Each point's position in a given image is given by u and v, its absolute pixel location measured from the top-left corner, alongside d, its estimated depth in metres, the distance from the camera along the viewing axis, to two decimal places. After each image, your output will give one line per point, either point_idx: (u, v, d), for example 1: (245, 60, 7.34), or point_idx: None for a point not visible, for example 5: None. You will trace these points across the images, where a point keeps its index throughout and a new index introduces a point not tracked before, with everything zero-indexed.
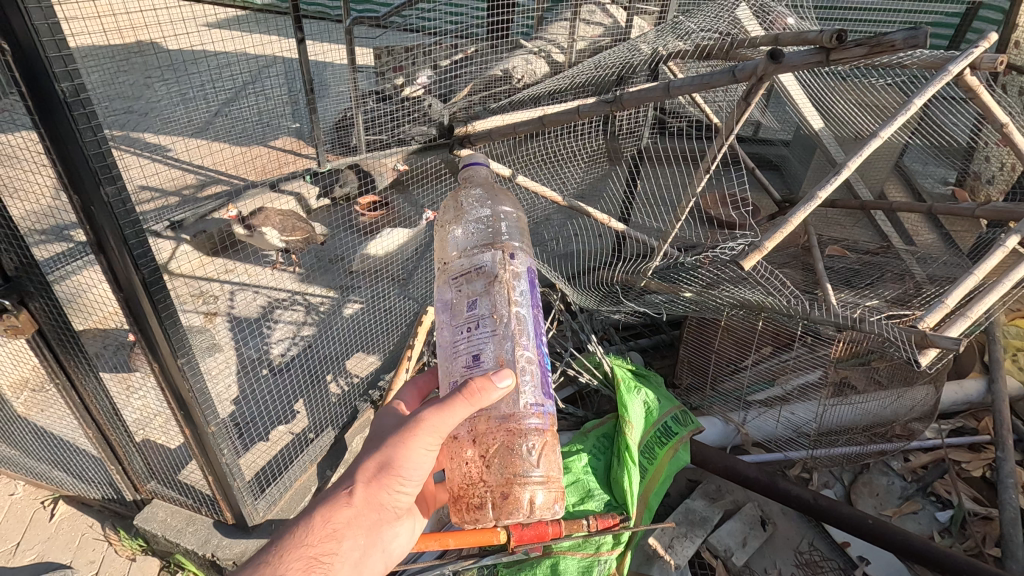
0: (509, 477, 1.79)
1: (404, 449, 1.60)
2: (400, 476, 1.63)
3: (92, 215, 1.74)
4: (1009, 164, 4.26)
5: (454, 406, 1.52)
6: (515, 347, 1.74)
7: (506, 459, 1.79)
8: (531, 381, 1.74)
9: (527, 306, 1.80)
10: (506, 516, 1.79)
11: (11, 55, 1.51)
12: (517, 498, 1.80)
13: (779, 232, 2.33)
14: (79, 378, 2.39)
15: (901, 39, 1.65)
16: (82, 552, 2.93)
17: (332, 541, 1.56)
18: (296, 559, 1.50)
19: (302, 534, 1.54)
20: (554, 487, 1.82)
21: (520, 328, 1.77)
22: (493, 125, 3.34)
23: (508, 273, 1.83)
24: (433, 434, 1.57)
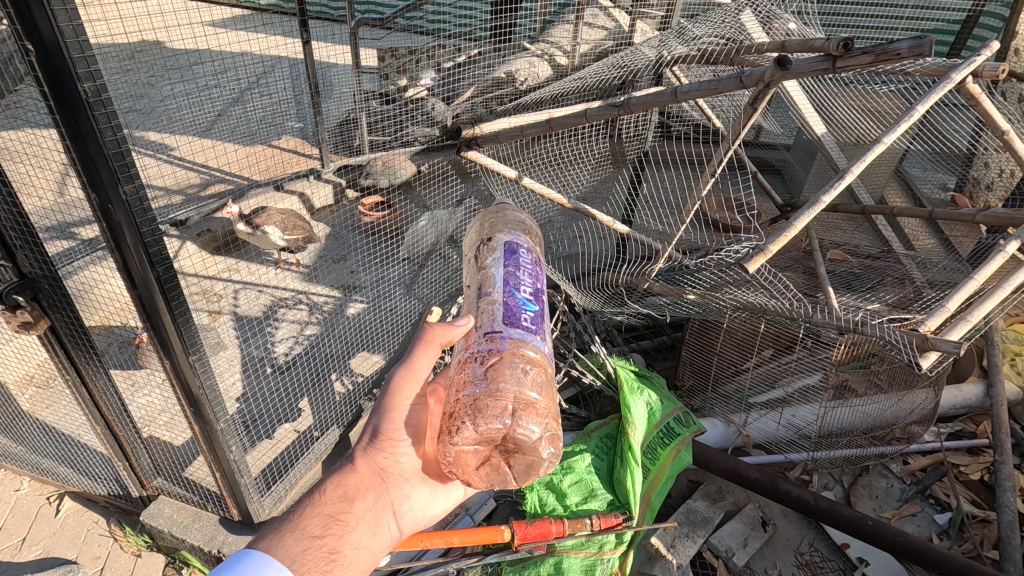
0: (457, 398, 1.68)
1: (392, 409, 1.81)
2: (395, 439, 1.82)
3: (110, 213, 1.77)
4: (1008, 171, 4.33)
5: (416, 354, 1.84)
6: (479, 296, 1.90)
7: (457, 382, 1.72)
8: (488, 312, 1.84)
9: (499, 264, 1.97)
10: (454, 432, 1.63)
11: (36, 56, 1.54)
12: (462, 413, 1.63)
13: (784, 235, 2.36)
14: (89, 375, 2.41)
15: (908, 47, 1.68)
16: (87, 548, 2.94)
17: (345, 502, 1.72)
18: (313, 517, 1.66)
19: (321, 498, 1.72)
20: (502, 399, 1.63)
21: (487, 281, 1.93)
22: (500, 127, 3.36)
23: (485, 246, 2.06)
24: (409, 386, 1.83)
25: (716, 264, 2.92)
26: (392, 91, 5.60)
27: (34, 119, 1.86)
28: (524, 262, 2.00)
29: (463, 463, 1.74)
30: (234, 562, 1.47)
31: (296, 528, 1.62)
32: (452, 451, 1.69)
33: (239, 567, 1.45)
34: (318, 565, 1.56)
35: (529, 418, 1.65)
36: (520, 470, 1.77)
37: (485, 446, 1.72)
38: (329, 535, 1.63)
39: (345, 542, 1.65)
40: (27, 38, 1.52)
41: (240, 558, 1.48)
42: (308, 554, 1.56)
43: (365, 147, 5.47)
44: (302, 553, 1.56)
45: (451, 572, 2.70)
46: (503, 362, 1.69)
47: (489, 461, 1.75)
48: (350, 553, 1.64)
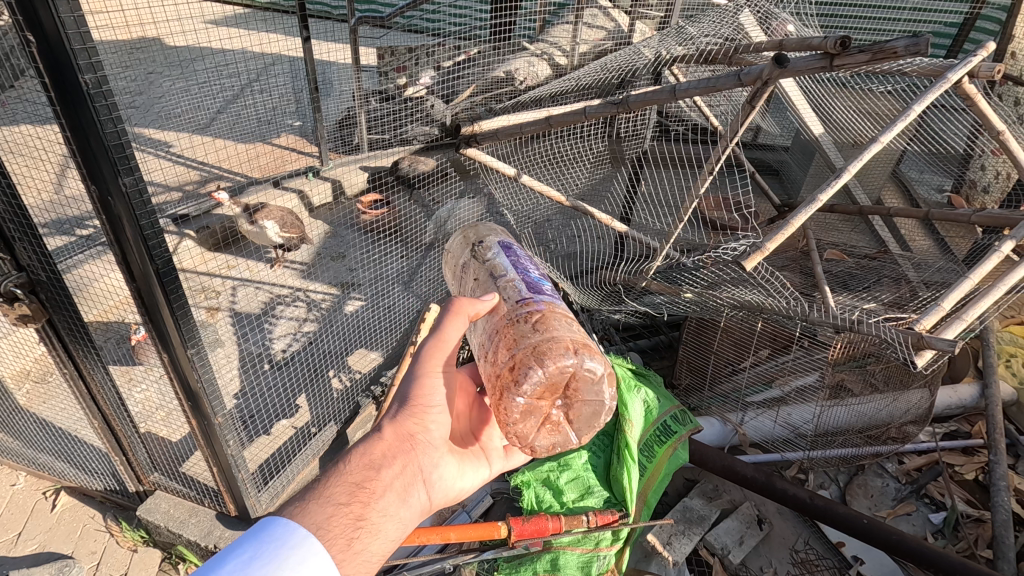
0: (515, 354, 1.79)
1: (420, 376, 1.74)
2: (425, 404, 1.75)
3: (109, 205, 1.77)
4: (1005, 174, 4.32)
5: (445, 324, 1.72)
6: (496, 280, 2.06)
7: (506, 340, 1.84)
8: (514, 290, 1.96)
9: (504, 257, 2.15)
10: (522, 380, 1.75)
11: (38, 48, 1.55)
12: (527, 362, 1.77)
13: (780, 234, 2.38)
14: (87, 368, 2.41)
15: (904, 46, 1.69)
16: (84, 543, 2.94)
17: (371, 470, 1.60)
18: (338, 486, 1.53)
19: (345, 465, 1.61)
20: (559, 341, 1.78)
21: (497, 269, 2.11)
22: (499, 125, 3.37)
23: (481, 246, 2.24)
24: (439, 354, 1.73)
25: (714, 263, 2.93)
26: (391, 90, 5.60)
27: (36, 114, 1.87)
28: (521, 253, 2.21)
29: (528, 425, 1.85)
30: (261, 532, 1.34)
31: (321, 495, 1.49)
32: (521, 406, 1.80)
33: (269, 540, 1.33)
34: (345, 532, 1.44)
35: (589, 355, 1.81)
36: (581, 423, 1.90)
37: (548, 399, 1.84)
38: (355, 502, 1.52)
39: (372, 510, 1.53)
40: (28, 30, 1.52)
41: (266, 527, 1.36)
42: (335, 522, 1.44)
43: (365, 146, 5.45)
44: (329, 520, 1.44)
45: (449, 567, 2.70)
46: (549, 317, 1.85)
47: (546, 420, 1.87)
48: (378, 519, 1.52)
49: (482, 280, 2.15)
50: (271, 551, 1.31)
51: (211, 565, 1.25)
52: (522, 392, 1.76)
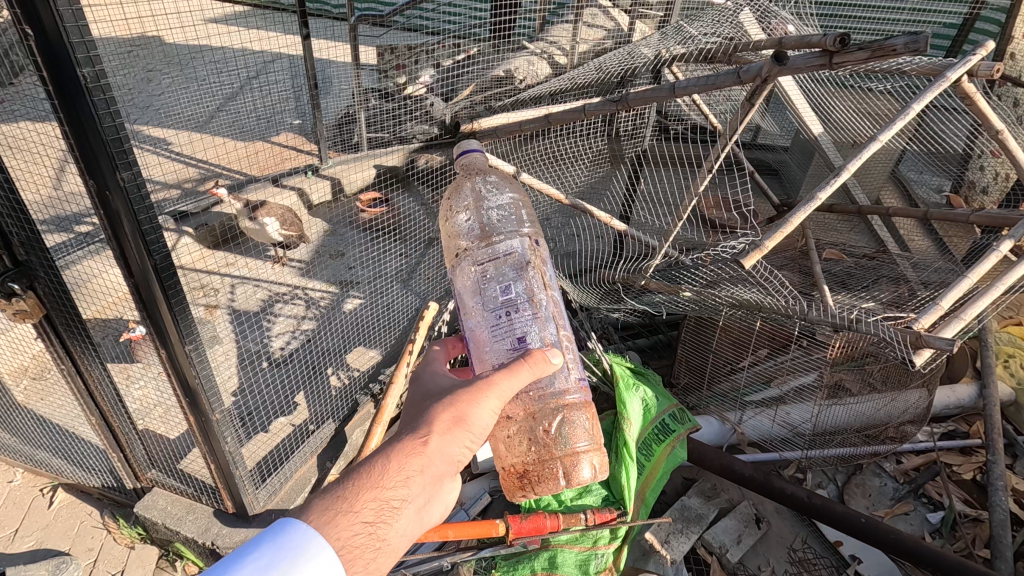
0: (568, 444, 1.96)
1: (473, 400, 1.54)
2: (470, 429, 1.54)
3: (108, 200, 1.77)
4: (1003, 175, 4.37)
5: (518, 368, 1.59)
6: (557, 330, 1.94)
7: (563, 428, 1.94)
8: (573, 360, 1.95)
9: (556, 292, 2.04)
10: (579, 481, 1.97)
11: (35, 41, 1.54)
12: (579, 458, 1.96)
13: (779, 232, 2.38)
14: (84, 364, 2.41)
15: (903, 44, 1.68)
16: (81, 540, 2.94)
17: (403, 486, 1.43)
18: (369, 501, 1.37)
19: (374, 475, 1.42)
20: (601, 454, 1.99)
21: (556, 313, 1.98)
22: (498, 123, 3.33)
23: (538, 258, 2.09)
24: (502, 392, 1.57)
25: (713, 261, 2.93)
26: (390, 88, 5.59)
27: (34, 112, 1.88)
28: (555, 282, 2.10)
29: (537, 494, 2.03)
30: (278, 535, 1.22)
31: (348, 510, 1.33)
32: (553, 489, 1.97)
33: (285, 546, 1.20)
34: (366, 555, 1.30)
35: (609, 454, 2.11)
36: None
37: None
38: (380, 522, 1.36)
39: (393, 530, 1.38)
40: (27, 24, 1.52)
41: (284, 530, 1.23)
42: (357, 543, 1.29)
43: (364, 144, 5.44)
44: (350, 541, 1.29)
45: (447, 565, 2.70)
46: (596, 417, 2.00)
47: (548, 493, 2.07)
48: (396, 540, 1.38)
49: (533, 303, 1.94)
50: (287, 559, 1.19)
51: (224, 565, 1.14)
52: (567, 485, 1.96)
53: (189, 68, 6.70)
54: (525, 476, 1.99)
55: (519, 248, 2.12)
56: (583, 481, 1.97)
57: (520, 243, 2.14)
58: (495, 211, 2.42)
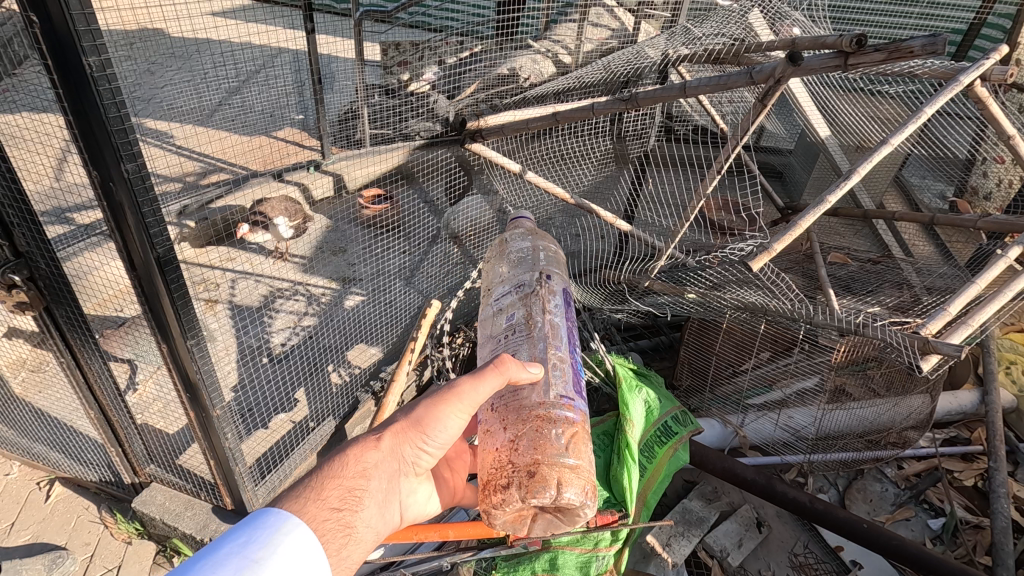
0: (538, 457, 1.82)
1: (437, 409, 1.66)
2: (427, 434, 1.68)
3: (111, 191, 1.75)
4: (1006, 181, 4.41)
5: (487, 376, 1.67)
6: (548, 347, 2.06)
7: (535, 440, 1.85)
8: (561, 376, 1.99)
9: (560, 315, 2.18)
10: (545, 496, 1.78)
11: (40, 28, 1.52)
12: (545, 477, 1.78)
13: (789, 235, 2.35)
14: (85, 357, 2.39)
15: (920, 46, 1.66)
16: (78, 534, 2.91)
17: (363, 478, 1.55)
18: (333, 490, 1.47)
19: (337, 468, 1.53)
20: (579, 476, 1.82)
21: (553, 332, 2.11)
22: (505, 120, 3.34)
23: (546, 288, 2.27)
24: (468, 401, 1.67)
25: (720, 262, 2.89)
26: (394, 85, 5.56)
27: (37, 103, 1.85)
28: (575, 318, 2.27)
29: (506, 513, 1.85)
30: (252, 523, 1.29)
31: (316, 497, 1.43)
32: (515, 505, 1.81)
33: (259, 526, 1.28)
34: (335, 541, 1.39)
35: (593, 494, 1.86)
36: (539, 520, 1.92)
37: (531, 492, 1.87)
38: (346, 509, 1.46)
39: (358, 518, 1.49)
40: (33, 12, 1.50)
41: (258, 518, 1.30)
42: (324, 526, 1.38)
43: (366, 141, 5.38)
44: (321, 525, 1.38)
45: (445, 565, 2.69)
46: (581, 437, 1.90)
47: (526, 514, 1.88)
48: (361, 528, 1.48)
49: (529, 325, 2.11)
50: (261, 544, 1.25)
51: (206, 553, 1.19)
52: (524, 498, 1.77)
53: (192, 61, 6.64)
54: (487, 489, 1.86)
55: (529, 281, 2.32)
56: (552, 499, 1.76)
57: (533, 276, 2.32)
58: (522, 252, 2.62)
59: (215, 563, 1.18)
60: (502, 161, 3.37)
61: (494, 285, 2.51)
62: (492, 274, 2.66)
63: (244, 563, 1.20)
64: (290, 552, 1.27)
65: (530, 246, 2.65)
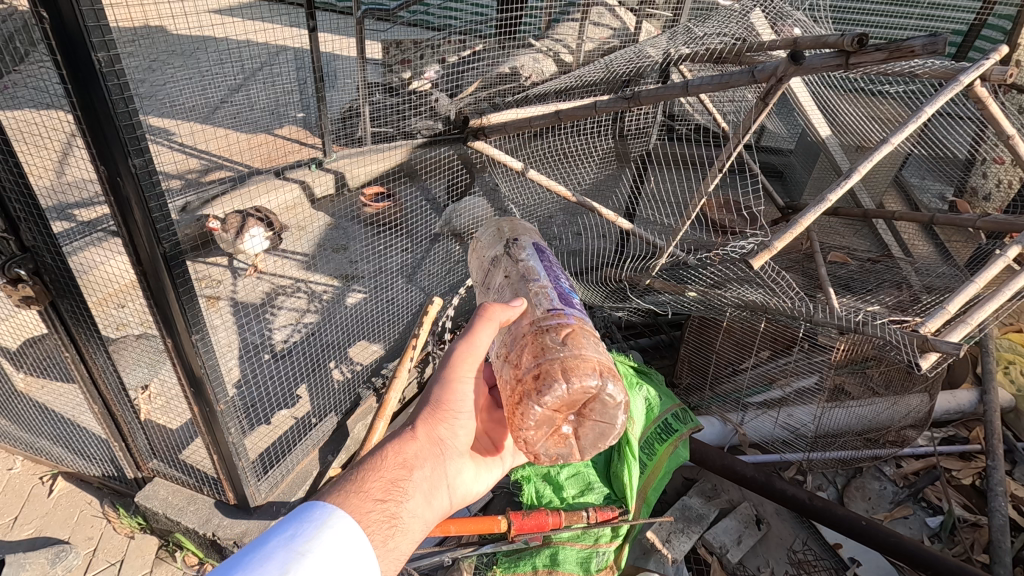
0: (540, 364, 1.74)
1: (449, 381, 1.66)
2: (451, 410, 1.67)
3: (119, 186, 1.76)
4: (1006, 181, 4.44)
5: (477, 329, 1.64)
6: (528, 284, 2.03)
7: (534, 353, 1.78)
8: (545, 297, 1.93)
9: (534, 259, 2.14)
10: (545, 390, 1.68)
11: (51, 24, 1.54)
12: (548, 374, 1.70)
13: (789, 233, 2.36)
14: (89, 352, 2.40)
15: (921, 45, 1.68)
16: (81, 528, 2.93)
17: (404, 469, 1.56)
18: (375, 481, 1.48)
19: (377, 461, 1.55)
20: (587, 362, 1.72)
21: (530, 272, 2.08)
22: (507, 118, 3.32)
23: (515, 245, 2.23)
24: (469, 360, 1.66)
25: (721, 260, 3.02)
26: (396, 83, 5.58)
27: (40, 99, 1.86)
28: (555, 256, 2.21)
29: (539, 434, 1.73)
30: (300, 517, 1.30)
31: (359, 489, 1.45)
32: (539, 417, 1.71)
33: (308, 518, 1.28)
34: (380, 532, 1.39)
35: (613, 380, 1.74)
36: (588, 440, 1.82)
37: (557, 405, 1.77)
38: (389, 499, 1.46)
39: (404, 508, 1.48)
40: (43, 8, 1.52)
41: (306, 512, 1.31)
42: (371, 519, 1.39)
43: (367, 139, 5.39)
44: (365, 515, 1.39)
45: (447, 560, 2.71)
46: (579, 333, 1.80)
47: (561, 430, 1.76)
48: (408, 518, 1.47)
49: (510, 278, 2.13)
50: (310, 535, 1.26)
51: (254, 547, 1.21)
52: (538, 403, 1.68)
53: (194, 59, 6.65)
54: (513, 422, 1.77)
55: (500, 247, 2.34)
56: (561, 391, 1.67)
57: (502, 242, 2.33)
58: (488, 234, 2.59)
59: (263, 557, 1.20)
60: (502, 156, 3.37)
61: (479, 268, 2.52)
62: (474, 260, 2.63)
63: (290, 556, 1.21)
64: (335, 545, 1.27)
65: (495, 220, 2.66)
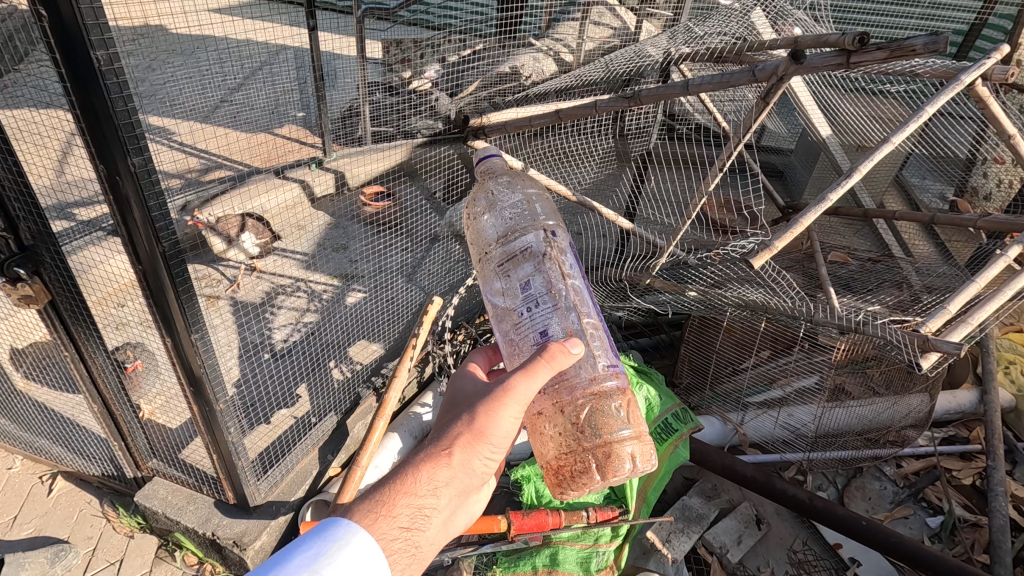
0: (607, 438, 1.81)
1: (497, 417, 1.51)
2: (490, 442, 1.53)
3: (118, 185, 1.76)
4: (1007, 181, 4.37)
5: (538, 369, 1.50)
6: (580, 317, 1.82)
7: (597, 419, 1.82)
8: (602, 346, 1.81)
9: (581, 278, 1.90)
10: (614, 472, 1.78)
11: (49, 23, 1.54)
12: (619, 455, 1.80)
13: (790, 233, 2.35)
14: (89, 351, 2.40)
15: (922, 44, 1.67)
16: (80, 528, 2.93)
17: (432, 495, 1.43)
18: (403, 507, 1.36)
19: (405, 483, 1.41)
20: (648, 443, 1.84)
21: (580, 299, 1.86)
22: (508, 117, 3.27)
23: (558, 246, 1.92)
24: (523, 400, 1.52)
25: (721, 260, 3.07)
26: (396, 82, 5.58)
27: (39, 97, 1.86)
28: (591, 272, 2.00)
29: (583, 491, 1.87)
30: (322, 533, 1.22)
31: (386, 513, 1.33)
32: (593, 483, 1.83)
33: (328, 537, 1.20)
34: (401, 561, 1.29)
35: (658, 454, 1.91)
36: None
37: None
38: (415, 528, 1.35)
39: (425, 538, 1.37)
40: (42, 7, 1.52)
41: (328, 528, 1.23)
42: (396, 549, 1.28)
43: (367, 139, 5.39)
44: (390, 545, 1.28)
45: (446, 560, 2.71)
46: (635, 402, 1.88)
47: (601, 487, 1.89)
48: (427, 549, 1.37)
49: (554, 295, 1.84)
50: (331, 555, 1.18)
51: (273, 565, 1.13)
52: (605, 480, 1.78)
53: (194, 58, 6.65)
54: (561, 473, 1.86)
55: (535, 242, 1.92)
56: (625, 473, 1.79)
57: (536, 235, 1.93)
58: (508, 210, 2.30)
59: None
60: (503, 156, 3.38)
61: (492, 248, 2.16)
62: (480, 233, 2.29)
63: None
64: (359, 567, 1.19)
65: (522, 199, 2.34)
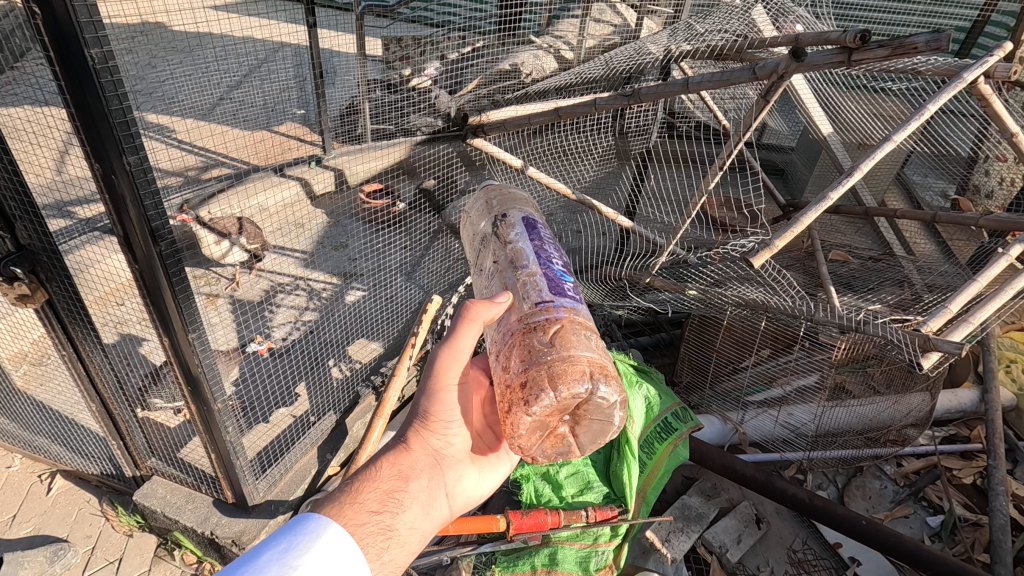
0: (527, 368, 1.70)
1: (437, 390, 1.65)
2: (442, 419, 1.68)
3: (113, 184, 1.75)
4: (1009, 179, 4.32)
5: (461, 331, 1.62)
6: (516, 271, 1.99)
7: (521, 354, 1.74)
8: (534, 288, 1.88)
9: (524, 240, 2.10)
10: (531, 400, 1.64)
11: (43, 20, 1.52)
12: (536, 382, 1.66)
13: (790, 232, 2.33)
14: (87, 350, 2.39)
15: (924, 41, 1.66)
16: (79, 527, 2.93)
17: (400, 480, 1.57)
18: (370, 492, 1.50)
19: (372, 473, 1.57)
20: (573, 365, 1.66)
21: (519, 256, 2.04)
22: (505, 115, 3.30)
23: (504, 223, 2.22)
24: (455, 365, 1.65)
25: (722, 259, 3.07)
26: (395, 79, 5.52)
27: (34, 96, 1.84)
28: (545, 237, 2.15)
29: (532, 438, 1.74)
30: (295, 528, 1.33)
31: (353, 501, 1.47)
32: (528, 424, 1.70)
33: (300, 531, 1.31)
34: (374, 544, 1.41)
35: (608, 382, 1.69)
36: (586, 438, 1.78)
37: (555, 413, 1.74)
38: (385, 511, 1.48)
39: (400, 520, 1.50)
40: (36, 6, 1.50)
41: (302, 523, 1.34)
42: (366, 529, 1.42)
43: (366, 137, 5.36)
44: (360, 529, 1.41)
45: (445, 560, 2.70)
46: (568, 331, 1.74)
47: (557, 431, 1.75)
48: (405, 531, 1.49)
49: (498, 263, 2.10)
50: (301, 549, 1.28)
51: (249, 559, 1.24)
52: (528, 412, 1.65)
53: (192, 56, 6.63)
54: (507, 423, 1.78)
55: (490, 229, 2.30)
56: (545, 401, 1.63)
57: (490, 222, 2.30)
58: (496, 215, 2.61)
59: (256, 569, 1.23)
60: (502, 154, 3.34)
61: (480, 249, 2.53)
62: None
63: (283, 570, 1.24)
64: (329, 559, 1.29)
65: (483, 197, 2.55)
